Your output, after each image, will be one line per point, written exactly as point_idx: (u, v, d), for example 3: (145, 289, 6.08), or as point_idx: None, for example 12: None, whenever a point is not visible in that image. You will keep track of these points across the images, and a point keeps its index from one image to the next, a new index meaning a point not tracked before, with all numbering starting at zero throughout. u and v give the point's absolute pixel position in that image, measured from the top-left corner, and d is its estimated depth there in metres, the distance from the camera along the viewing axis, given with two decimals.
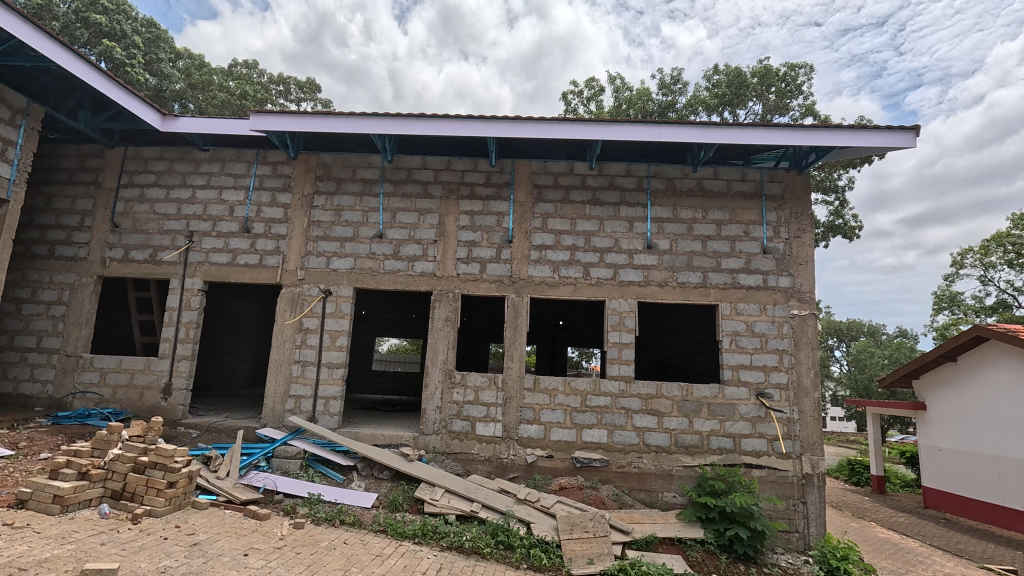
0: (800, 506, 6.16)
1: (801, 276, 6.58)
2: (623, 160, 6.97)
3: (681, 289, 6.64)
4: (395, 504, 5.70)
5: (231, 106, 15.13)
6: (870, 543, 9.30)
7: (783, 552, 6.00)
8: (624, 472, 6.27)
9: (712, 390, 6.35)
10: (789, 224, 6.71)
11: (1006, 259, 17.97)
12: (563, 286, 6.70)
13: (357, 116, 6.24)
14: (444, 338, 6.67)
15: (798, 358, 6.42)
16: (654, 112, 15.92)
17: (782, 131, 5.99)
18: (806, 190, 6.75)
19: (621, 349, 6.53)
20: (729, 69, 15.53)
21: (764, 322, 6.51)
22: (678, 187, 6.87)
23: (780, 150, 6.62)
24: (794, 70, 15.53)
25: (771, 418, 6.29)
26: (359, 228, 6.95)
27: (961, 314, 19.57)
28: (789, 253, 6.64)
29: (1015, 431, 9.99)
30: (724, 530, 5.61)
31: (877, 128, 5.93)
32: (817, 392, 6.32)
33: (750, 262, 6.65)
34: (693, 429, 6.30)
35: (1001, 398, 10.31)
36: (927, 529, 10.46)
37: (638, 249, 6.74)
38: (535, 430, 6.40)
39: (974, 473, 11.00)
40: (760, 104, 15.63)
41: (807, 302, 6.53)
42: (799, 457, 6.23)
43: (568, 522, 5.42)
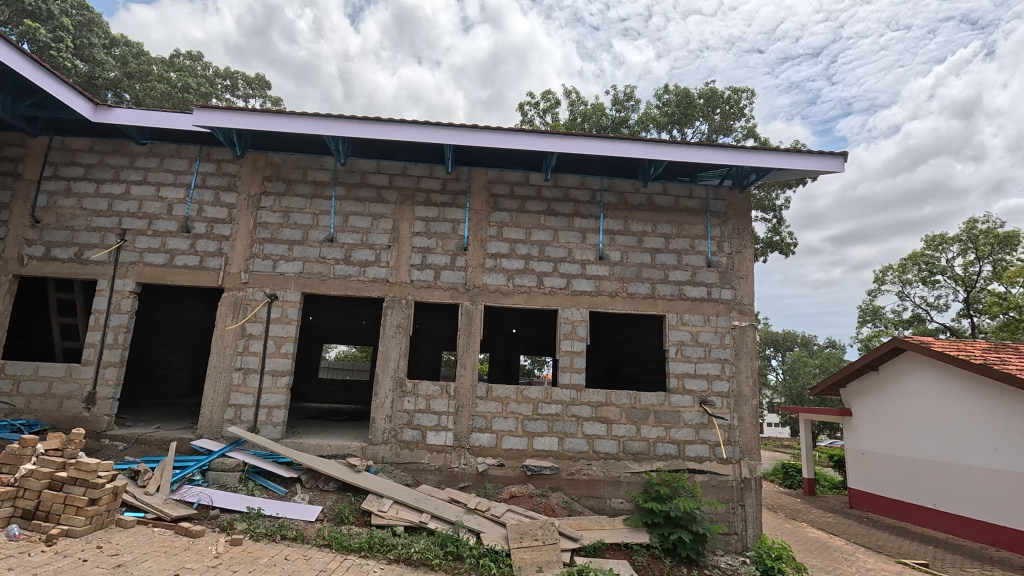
0: (739, 509, 6.43)
1: (742, 288, 6.93)
2: (578, 173, 7.14)
3: (631, 299, 6.83)
4: (340, 516, 5.50)
5: (172, 98, 14.35)
6: (802, 543, 9.84)
7: (723, 554, 6.23)
8: (574, 480, 6.35)
9: (659, 398, 6.56)
10: (731, 239, 7.06)
11: (921, 276, 19.66)
12: (517, 294, 6.75)
13: (310, 117, 6.08)
14: (395, 345, 6.56)
15: (739, 367, 6.73)
16: (607, 127, 16.49)
17: (727, 151, 6.31)
18: (748, 208, 7.14)
19: (573, 357, 6.63)
20: (678, 89, 16.30)
21: (708, 332, 6.81)
22: (629, 201, 7.10)
23: (723, 169, 6.99)
24: (738, 93, 16.49)
25: (713, 425, 6.56)
26: (309, 231, 6.74)
27: (883, 327, 21.19)
28: (731, 266, 6.98)
29: (926, 435, 10.95)
30: (668, 534, 5.76)
31: (811, 151, 6.34)
32: (755, 400, 6.64)
33: (695, 275, 6.94)
34: (641, 436, 6.49)
35: (914, 405, 11.27)
36: (851, 528, 11.19)
37: (590, 259, 6.90)
38: (487, 439, 6.38)
39: (891, 475, 11.93)
40: (707, 124, 16.46)
41: (747, 313, 6.88)
42: (738, 461, 6.52)
43: (519, 531, 5.42)
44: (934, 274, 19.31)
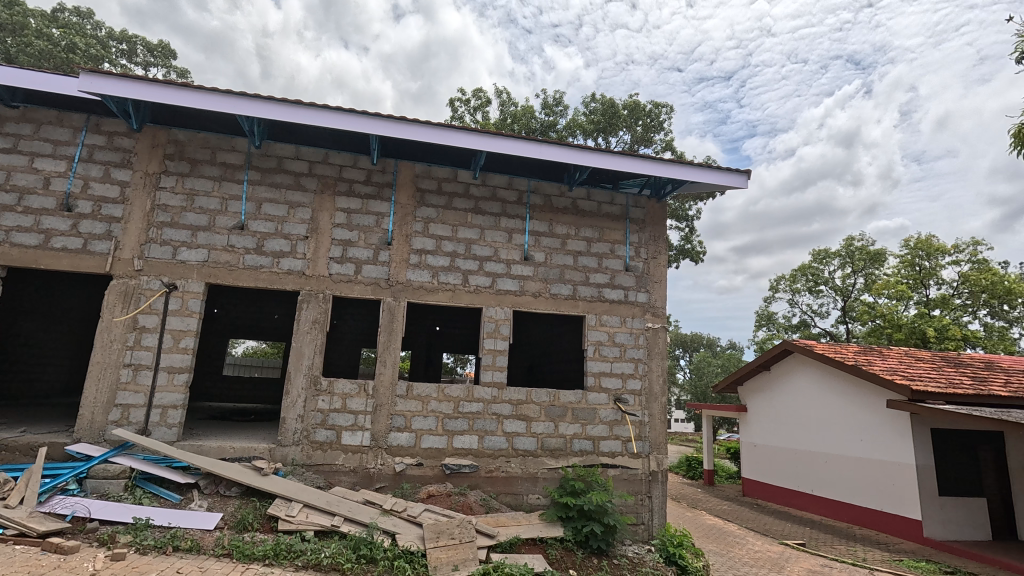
0: (646, 500, 6.82)
1: (656, 292, 7.33)
2: (506, 174, 7.19)
3: (553, 299, 7.00)
4: (243, 523, 5.14)
5: (54, 57, 12.66)
6: (700, 530, 10.61)
7: (631, 543, 6.57)
8: (493, 477, 6.40)
9: (577, 396, 6.79)
10: (647, 245, 7.45)
11: (807, 286, 21.93)
12: (441, 292, 6.68)
13: (221, 94, 5.61)
14: (310, 341, 6.25)
15: (650, 367, 7.13)
16: (536, 130, 16.79)
17: (647, 162, 6.65)
18: (663, 216, 7.58)
19: (495, 356, 6.68)
20: (604, 99, 16.96)
21: (623, 333, 7.14)
22: (555, 203, 7.27)
23: (642, 178, 7.37)
24: (658, 108, 17.45)
25: (625, 421, 6.89)
26: (216, 217, 6.23)
27: (776, 331, 23.39)
28: (646, 271, 7.37)
29: (807, 428, 12.29)
30: (581, 527, 5.97)
31: (720, 167, 6.84)
32: (664, 397, 7.07)
33: (614, 278, 7.25)
34: (558, 433, 6.67)
35: (799, 402, 12.59)
36: (742, 514, 12.24)
37: (516, 259, 6.99)
38: (406, 438, 6.25)
39: (778, 464, 13.27)
40: (629, 134, 17.26)
41: (659, 316, 7.30)
42: (647, 455, 6.91)
43: (435, 530, 5.37)
44: (818, 285, 21.61)
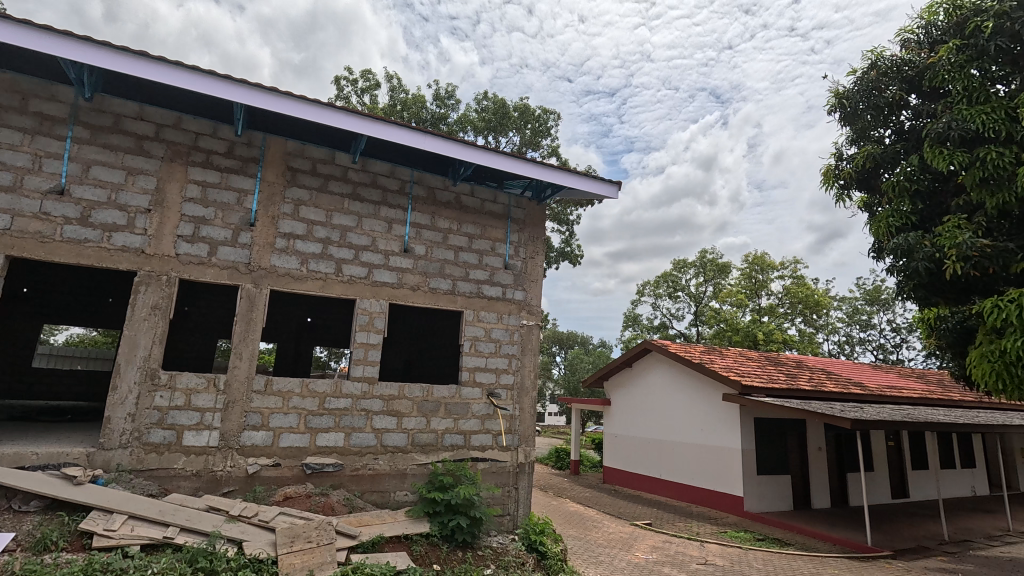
0: (513, 491, 7.05)
1: (532, 291, 7.61)
2: (389, 161, 6.95)
3: (432, 294, 6.93)
4: (44, 542, 4.34)
5: None
6: (563, 516, 11.28)
7: (496, 534, 6.74)
8: (358, 475, 6.15)
9: (450, 391, 6.79)
10: (526, 245, 7.70)
11: (668, 291, 24.37)
12: (311, 281, 6.25)
13: (37, 29, 4.66)
14: (148, 330, 5.48)
15: (523, 362, 7.37)
16: (426, 121, 16.49)
17: (530, 165, 6.85)
18: (542, 218, 7.88)
19: (367, 350, 6.43)
20: (496, 99, 17.20)
21: (499, 329, 7.30)
22: (438, 197, 7.19)
23: (525, 180, 7.59)
24: (547, 114, 18.13)
25: (497, 415, 7.06)
26: (24, 177, 5.18)
27: (640, 331, 25.66)
28: (524, 270, 7.61)
29: (659, 419, 13.68)
30: (447, 521, 6.00)
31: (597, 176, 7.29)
32: (534, 392, 7.36)
33: (493, 275, 7.38)
34: (430, 428, 6.62)
35: (654, 396, 13.95)
36: (601, 499, 13.25)
37: (394, 251, 6.78)
38: (261, 437, 5.75)
39: (633, 453, 14.59)
40: (518, 136, 17.69)
41: (534, 314, 7.58)
42: (516, 448, 7.14)
43: (290, 534, 5.02)
44: (676, 291, 24.13)
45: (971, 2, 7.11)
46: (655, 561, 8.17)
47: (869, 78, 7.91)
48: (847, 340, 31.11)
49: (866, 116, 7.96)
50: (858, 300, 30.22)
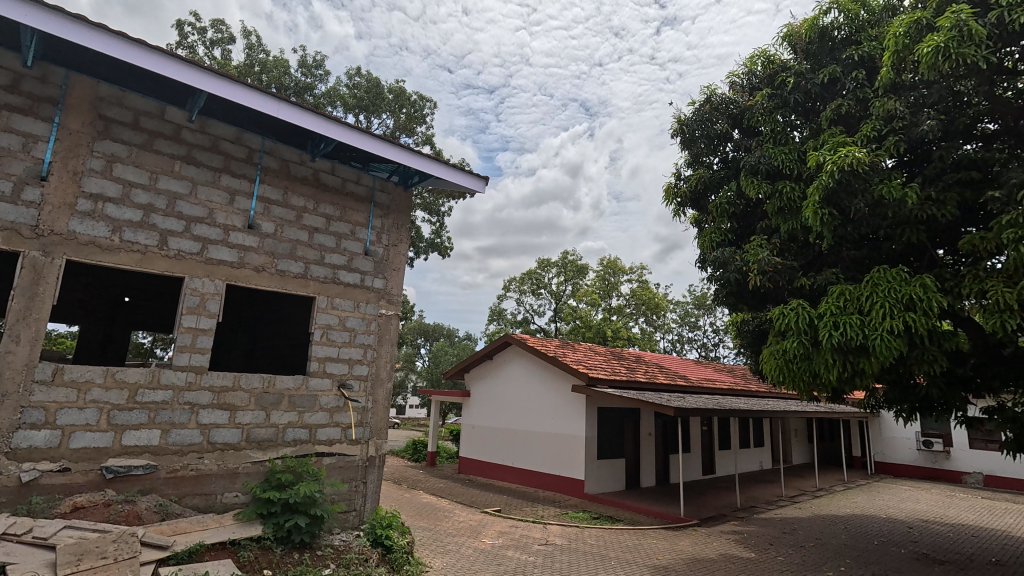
0: (361, 486, 6.77)
1: (392, 280, 7.36)
2: (235, 125, 6.18)
3: (279, 277, 6.33)
4: None
5: None
6: (414, 508, 11.20)
7: (339, 531, 6.42)
8: (176, 477, 5.40)
9: (296, 382, 6.29)
10: (390, 232, 7.42)
11: (531, 288, 25.51)
12: (124, 253, 5.31)
13: None
14: None
15: (379, 353, 7.11)
16: (289, 88, 15.09)
17: (397, 149, 6.56)
18: (408, 205, 7.67)
19: (196, 336, 5.67)
20: (370, 77, 16.38)
21: (355, 318, 6.94)
22: (293, 171, 6.60)
23: (393, 164, 7.29)
24: (423, 101, 17.77)
25: (347, 408, 6.72)
26: None
27: (503, 325, 26.50)
28: (386, 258, 7.34)
29: (515, 410, 14.27)
30: (283, 522, 5.56)
31: (466, 169, 7.19)
32: (389, 383, 7.16)
33: (351, 261, 6.99)
34: (269, 423, 6.07)
35: (511, 387, 14.51)
36: (454, 489, 13.43)
37: (236, 226, 6.06)
38: (44, 437, 4.76)
39: (488, 443, 15.02)
40: (392, 119, 17.06)
41: (393, 304, 7.34)
42: (366, 441, 6.87)
43: (76, 551, 4.21)
44: (539, 288, 25.37)
45: (780, 58, 8.51)
46: (501, 546, 8.50)
47: (704, 110, 9.10)
48: (678, 339, 35.59)
49: (700, 143, 9.14)
50: (689, 304, 34.74)
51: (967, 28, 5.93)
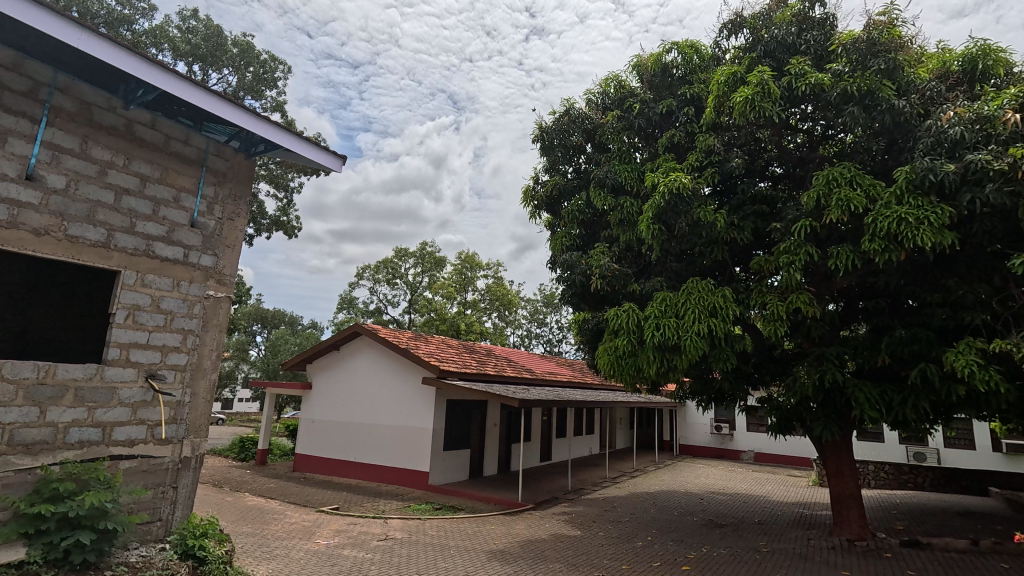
0: (170, 492, 5.80)
1: (225, 258, 6.33)
2: (9, 45, 4.68)
3: (69, 244, 4.98)
4: None
5: None
6: (236, 512, 10.06)
7: (137, 546, 5.45)
8: None
9: (86, 372, 5.07)
10: (225, 204, 6.34)
11: (386, 277, 24.70)
12: None
13: None
14: None
15: (203, 340, 6.11)
16: (97, 16, 12.45)
17: (245, 114, 5.55)
18: (249, 177, 6.62)
19: None
20: (210, 23, 14.31)
21: (174, 298, 5.82)
22: (96, 118, 5.21)
23: (234, 129, 6.17)
24: (275, 62, 16.07)
25: (157, 402, 5.67)
26: None
27: (353, 314, 25.24)
28: (218, 232, 6.28)
29: (361, 403, 13.68)
30: (58, 541, 4.55)
31: (328, 149, 6.35)
32: (214, 374, 6.21)
33: (172, 232, 5.81)
34: (44, 421, 4.79)
35: (359, 379, 13.86)
36: (287, 489, 12.40)
37: (4, 175, 4.60)
38: None
39: (329, 437, 14.16)
40: (235, 76, 15.13)
41: (224, 284, 6.33)
42: (180, 440, 5.89)
43: None
44: (394, 278, 24.68)
45: (629, 85, 9.43)
46: (336, 545, 8.08)
47: (563, 122, 9.71)
48: (527, 334, 37.53)
49: (556, 152, 9.76)
50: (538, 302, 36.84)
51: (768, 88, 7.21)
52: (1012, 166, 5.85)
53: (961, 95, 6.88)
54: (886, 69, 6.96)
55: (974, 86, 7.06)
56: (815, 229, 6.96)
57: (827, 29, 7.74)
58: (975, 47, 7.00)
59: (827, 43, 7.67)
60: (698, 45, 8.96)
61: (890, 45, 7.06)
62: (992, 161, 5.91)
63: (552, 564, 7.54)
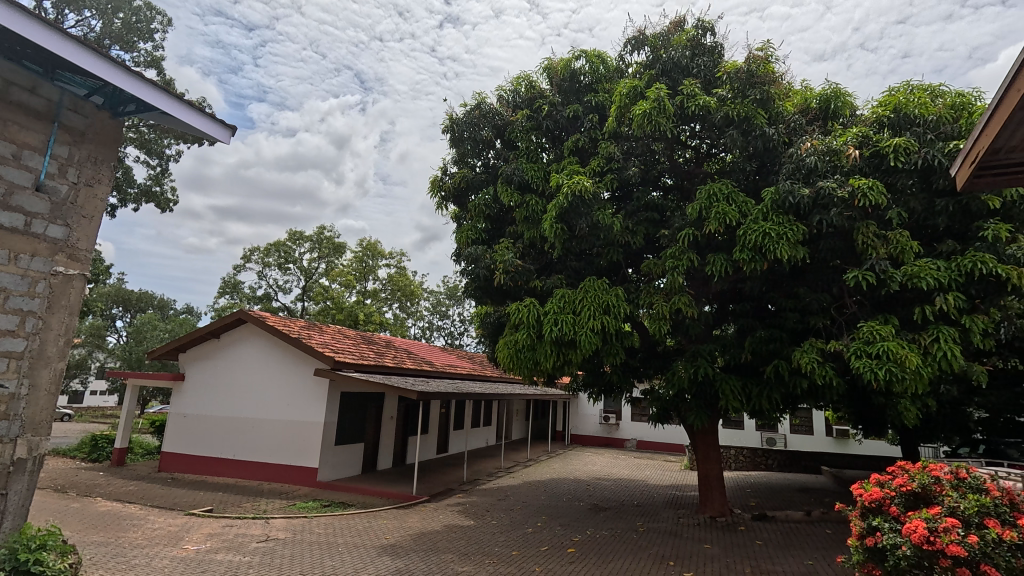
0: None
1: (81, 231, 5.29)
2: None
3: None
4: None
5: None
6: (84, 520, 8.82)
7: None
8: None
9: None
10: (82, 167, 5.31)
11: (278, 262, 23.05)
12: None
13: None
14: None
15: (47, 324, 5.05)
16: None
17: (109, 66, 4.78)
18: (116, 140, 5.62)
19: None
20: None
21: (8, 275, 4.75)
22: None
23: (96, 82, 5.20)
24: (152, 12, 14.29)
25: None
26: None
27: (238, 300, 23.22)
28: (72, 200, 5.22)
29: (244, 397, 12.64)
30: None
31: (213, 117, 5.75)
32: (61, 363, 5.18)
33: (8, 196, 4.76)
34: None
35: (242, 370, 12.77)
36: (150, 492, 11.10)
37: None
38: None
39: (204, 434, 12.91)
40: (99, 22, 13.23)
41: (78, 260, 5.29)
42: (13, 440, 4.80)
43: None
44: (287, 262, 23.10)
45: (539, 86, 9.67)
46: (208, 550, 7.42)
47: (473, 115, 9.71)
48: (428, 326, 37.06)
49: (466, 144, 9.73)
50: (442, 294, 36.56)
51: (663, 104, 7.79)
52: (851, 194, 6.89)
53: (816, 129, 7.95)
54: (760, 99, 7.83)
55: (827, 123, 8.20)
56: (697, 238, 7.67)
57: (715, 57, 8.52)
58: (830, 88, 8.12)
59: (714, 69, 8.45)
60: (604, 56, 9.41)
61: (764, 78, 7.95)
62: (837, 189, 6.92)
63: (444, 554, 7.57)
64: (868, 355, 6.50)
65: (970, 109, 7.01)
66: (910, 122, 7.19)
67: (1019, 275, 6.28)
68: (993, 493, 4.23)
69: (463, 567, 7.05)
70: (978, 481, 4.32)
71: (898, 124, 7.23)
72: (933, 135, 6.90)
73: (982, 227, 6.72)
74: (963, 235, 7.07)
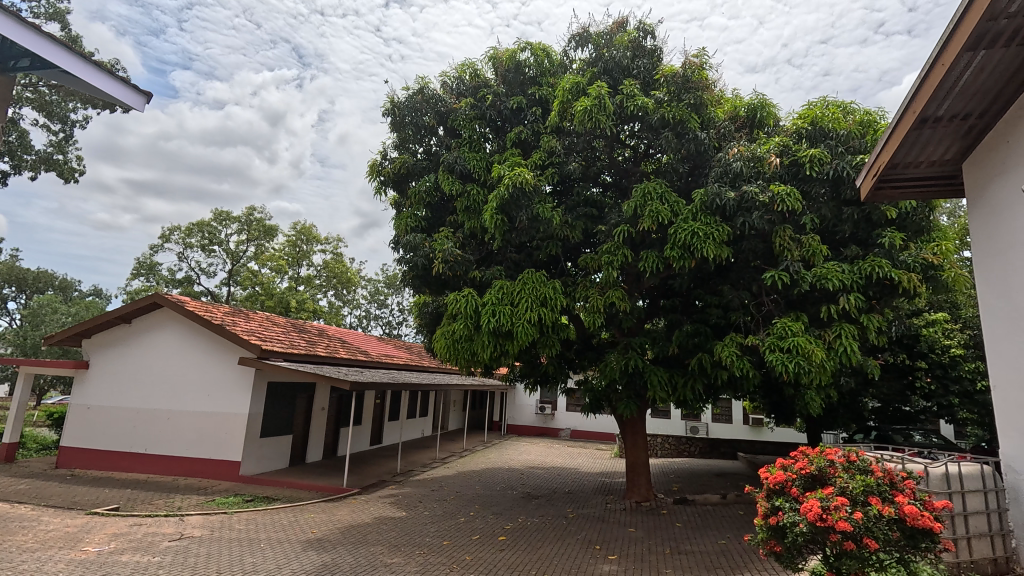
0: None
1: None
2: None
3: None
4: None
5: None
6: None
7: None
8: None
9: None
10: None
11: (202, 243, 21.52)
12: None
13: None
14: None
15: None
16: None
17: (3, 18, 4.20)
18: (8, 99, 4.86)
19: None
20: None
21: None
22: None
23: None
24: None
25: None
26: None
27: (154, 283, 21.49)
28: None
29: (158, 387, 11.75)
30: None
31: (125, 81, 5.32)
32: None
33: None
34: None
35: (157, 359, 11.86)
36: (45, 490, 10.09)
37: None
38: None
39: (110, 427, 11.89)
40: None
41: None
42: None
43: None
44: (212, 244, 21.65)
45: (484, 74, 9.59)
46: (111, 551, 6.86)
47: (415, 99, 9.48)
48: (365, 316, 35.97)
49: (408, 128, 9.51)
50: (380, 282, 35.61)
51: (604, 102, 7.95)
52: (771, 199, 7.36)
53: (743, 136, 8.42)
54: (694, 104, 8.19)
55: (753, 130, 8.71)
56: (631, 234, 7.93)
57: (654, 60, 8.80)
58: (757, 99, 8.62)
59: (653, 71, 8.73)
60: (549, 50, 9.46)
61: (698, 84, 8.31)
62: (759, 194, 7.38)
63: (374, 547, 7.43)
64: (780, 350, 7.00)
65: (875, 127, 7.67)
66: (824, 135, 7.77)
67: (909, 279, 6.99)
68: (876, 474, 4.71)
69: (392, 559, 6.96)
70: (865, 464, 4.80)
71: (814, 136, 7.80)
72: (843, 148, 7.50)
73: (880, 235, 7.40)
74: (864, 242, 7.76)
